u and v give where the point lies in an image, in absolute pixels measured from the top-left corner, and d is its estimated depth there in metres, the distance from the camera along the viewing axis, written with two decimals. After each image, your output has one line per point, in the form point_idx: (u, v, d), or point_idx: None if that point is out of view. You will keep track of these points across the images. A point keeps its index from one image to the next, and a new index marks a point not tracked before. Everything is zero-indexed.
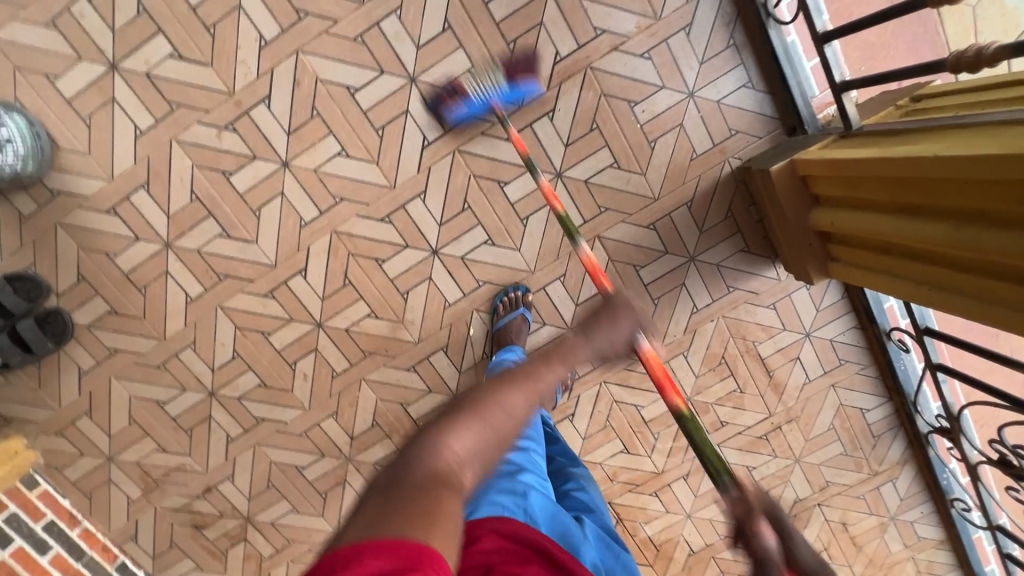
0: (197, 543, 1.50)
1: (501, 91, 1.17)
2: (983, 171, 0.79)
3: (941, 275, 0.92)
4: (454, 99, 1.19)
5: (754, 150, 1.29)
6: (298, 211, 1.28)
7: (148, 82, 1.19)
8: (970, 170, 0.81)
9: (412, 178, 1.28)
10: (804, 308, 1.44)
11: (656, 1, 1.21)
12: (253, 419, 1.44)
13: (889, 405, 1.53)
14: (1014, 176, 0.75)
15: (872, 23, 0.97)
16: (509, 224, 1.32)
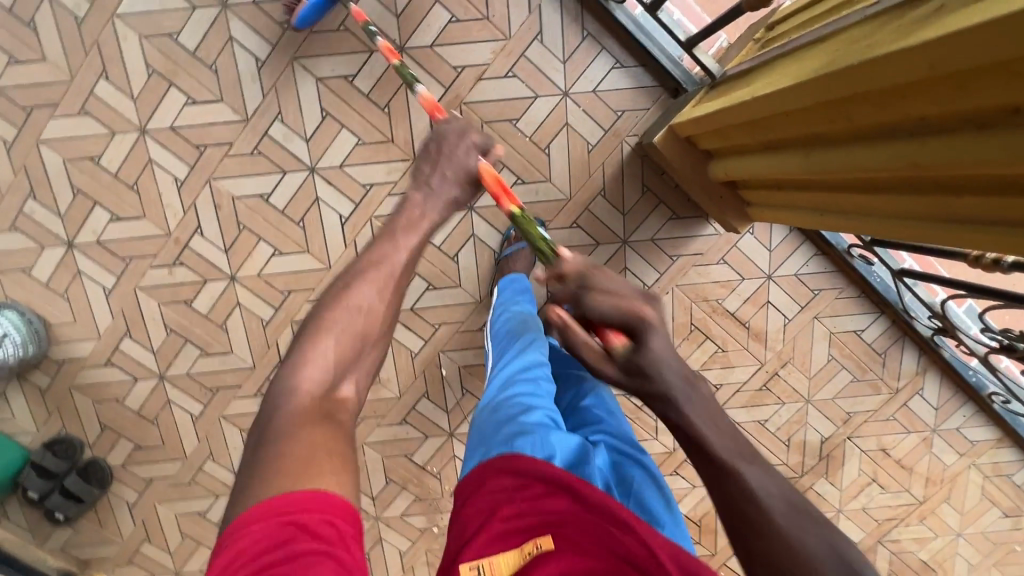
0: None
1: None
2: (782, 104, 0.75)
3: (823, 200, 0.88)
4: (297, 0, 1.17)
5: (645, 122, 1.31)
6: (257, 314, 1.41)
7: (101, 248, 1.36)
8: (775, 106, 0.77)
9: (342, 254, 1.37)
10: (755, 252, 1.41)
11: (501, 23, 1.26)
12: None
13: (883, 318, 1.47)
14: (800, 104, 0.71)
15: None
16: (443, 266, 1.40)
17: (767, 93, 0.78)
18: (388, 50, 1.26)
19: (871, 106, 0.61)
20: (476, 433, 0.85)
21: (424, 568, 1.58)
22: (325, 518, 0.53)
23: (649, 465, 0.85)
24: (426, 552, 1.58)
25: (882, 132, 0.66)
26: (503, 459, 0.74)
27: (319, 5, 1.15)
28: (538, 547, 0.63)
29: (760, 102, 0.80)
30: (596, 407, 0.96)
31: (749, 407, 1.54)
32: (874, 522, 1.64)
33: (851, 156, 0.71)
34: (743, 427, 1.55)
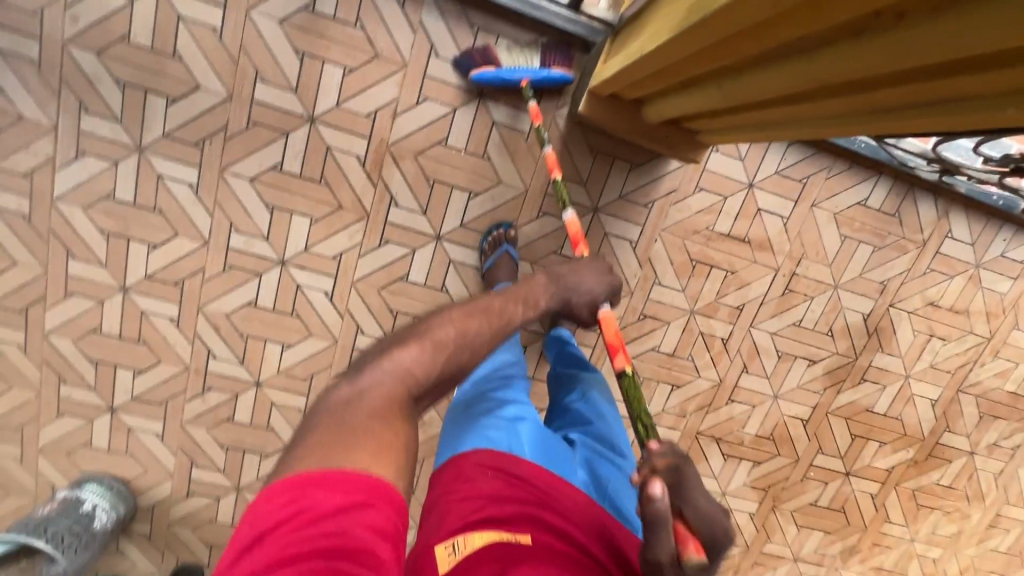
0: None
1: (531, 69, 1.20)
2: (675, 50, 0.72)
3: (758, 120, 0.84)
4: (486, 63, 1.22)
5: (569, 88, 1.27)
6: (293, 406, 1.49)
7: (139, 401, 1.46)
8: (670, 53, 0.74)
9: (342, 325, 1.42)
10: (727, 167, 1.37)
11: (393, 55, 1.24)
12: None
13: (883, 179, 1.40)
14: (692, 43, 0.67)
15: None
16: (436, 299, 1.42)
17: (669, 35, 0.72)
18: (303, 126, 1.27)
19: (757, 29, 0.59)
20: (450, 418, 0.91)
21: None
22: (367, 510, 0.51)
23: (627, 470, 0.91)
24: None
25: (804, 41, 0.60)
26: (485, 453, 0.79)
27: (544, 78, 1.21)
28: (515, 538, 0.67)
29: (666, 45, 0.73)
30: (583, 407, 1.01)
31: (779, 315, 1.51)
32: (946, 374, 1.60)
33: (775, 77, 0.66)
34: (781, 335, 1.52)
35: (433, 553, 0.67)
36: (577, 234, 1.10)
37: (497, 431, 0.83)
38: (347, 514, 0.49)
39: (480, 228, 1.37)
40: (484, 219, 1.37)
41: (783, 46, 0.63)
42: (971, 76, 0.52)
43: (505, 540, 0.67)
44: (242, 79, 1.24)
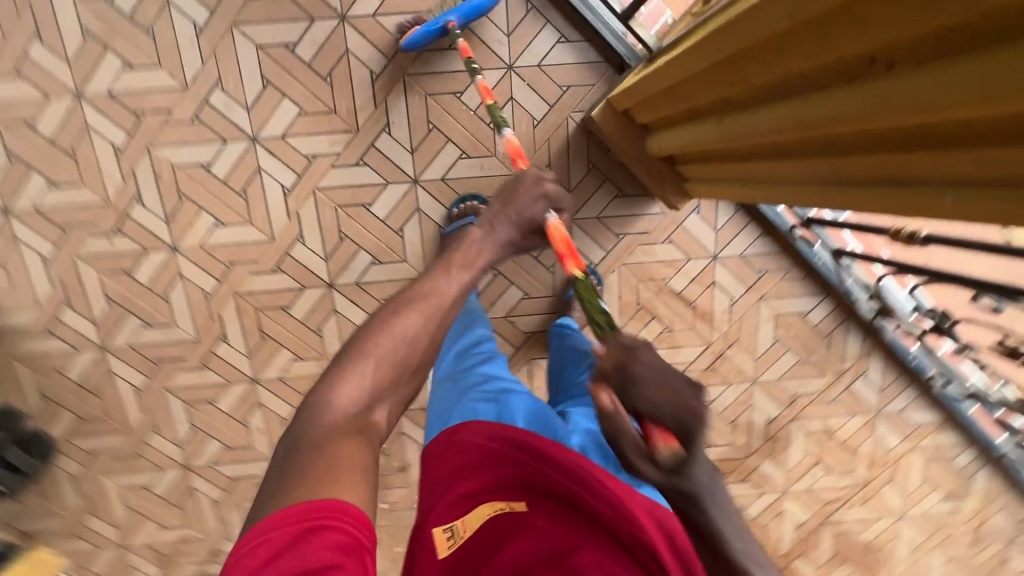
0: None
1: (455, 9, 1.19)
2: (693, 63, 0.77)
3: (744, 172, 0.88)
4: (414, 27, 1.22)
5: (591, 99, 1.30)
6: (200, 286, 1.40)
7: (39, 215, 1.33)
8: (687, 68, 0.79)
9: (286, 227, 1.37)
10: (700, 232, 1.42)
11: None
12: (230, 481, 1.57)
13: (829, 301, 1.49)
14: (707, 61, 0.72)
15: None
16: (389, 240, 1.39)
17: (695, 48, 0.76)
18: (329, 19, 1.25)
19: (762, 64, 0.65)
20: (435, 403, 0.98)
21: None
22: (324, 531, 0.51)
23: None
24: None
25: (793, 86, 0.64)
26: (478, 426, 0.84)
27: (471, 13, 1.19)
28: (510, 507, 0.73)
29: (690, 57, 0.77)
30: None
31: None
32: (817, 503, 1.67)
33: (760, 118, 0.70)
34: None
35: (432, 533, 0.72)
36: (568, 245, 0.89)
37: (483, 409, 0.89)
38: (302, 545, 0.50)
39: (458, 190, 1.37)
40: (465, 183, 1.36)
41: (774, 88, 0.67)
42: (897, 154, 0.56)
43: (502, 510, 0.72)
44: None
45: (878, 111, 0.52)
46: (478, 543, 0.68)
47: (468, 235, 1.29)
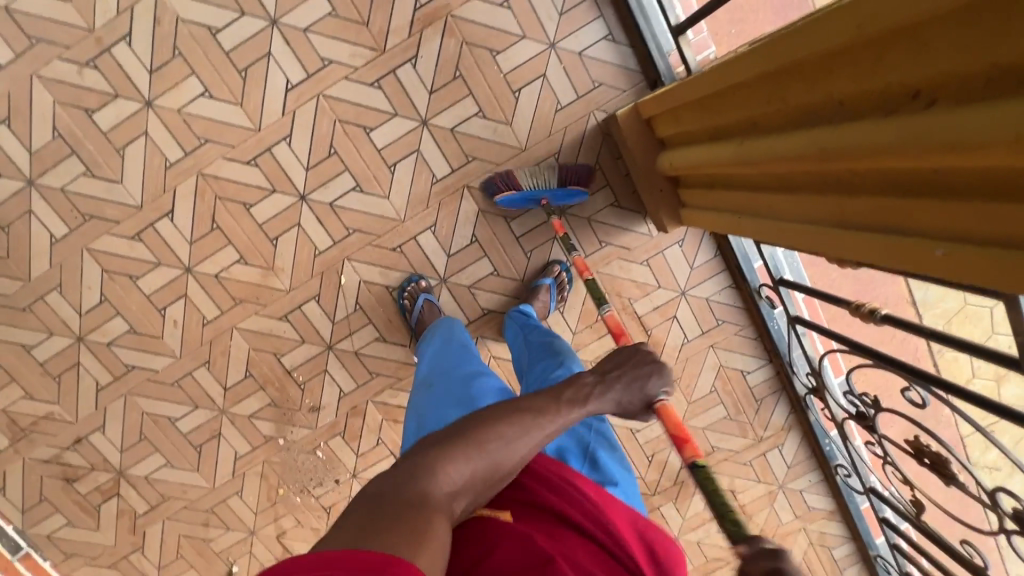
0: (68, 496, 1.51)
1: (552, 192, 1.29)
2: (734, 75, 0.79)
3: (750, 202, 0.89)
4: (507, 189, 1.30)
5: (618, 103, 1.32)
6: (162, 152, 1.29)
7: (9, 17, 1.21)
8: (728, 78, 0.81)
9: (277, 122, 1.29)
10: (676, 264, 1.45)
11: None
12: (124, 367, 1.43)
13: (769, 367, 1.55)
14: (751, 72, 0.75)
15: None
16: (377, 172, 1.34)
17: (733, 62, 0.78)
18: None
19: (806, 82, 0.67)
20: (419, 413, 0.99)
21: (256, 474, 1.53)
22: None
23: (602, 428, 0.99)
24: (265, 460, 1.52)
25: (826, 116, 0.67)
26: None
27: (563, 198, 1.31)
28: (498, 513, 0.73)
29: (726, 71, 0.81)
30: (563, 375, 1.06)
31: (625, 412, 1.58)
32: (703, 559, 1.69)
33: (784, 141, 0.72)
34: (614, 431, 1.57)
35: None
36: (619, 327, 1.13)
37: None
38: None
39: (463, 146, 1.33)
40: (472, 142, 1.33)
41: (806, 114, 0.70)
42: (915, 198, 0.59)
43: (490, 514, 0.73)
44: None
45: (901, 139, 0.55)
46: (460, 556, 0.68)
47: (434, 311, 1.36)
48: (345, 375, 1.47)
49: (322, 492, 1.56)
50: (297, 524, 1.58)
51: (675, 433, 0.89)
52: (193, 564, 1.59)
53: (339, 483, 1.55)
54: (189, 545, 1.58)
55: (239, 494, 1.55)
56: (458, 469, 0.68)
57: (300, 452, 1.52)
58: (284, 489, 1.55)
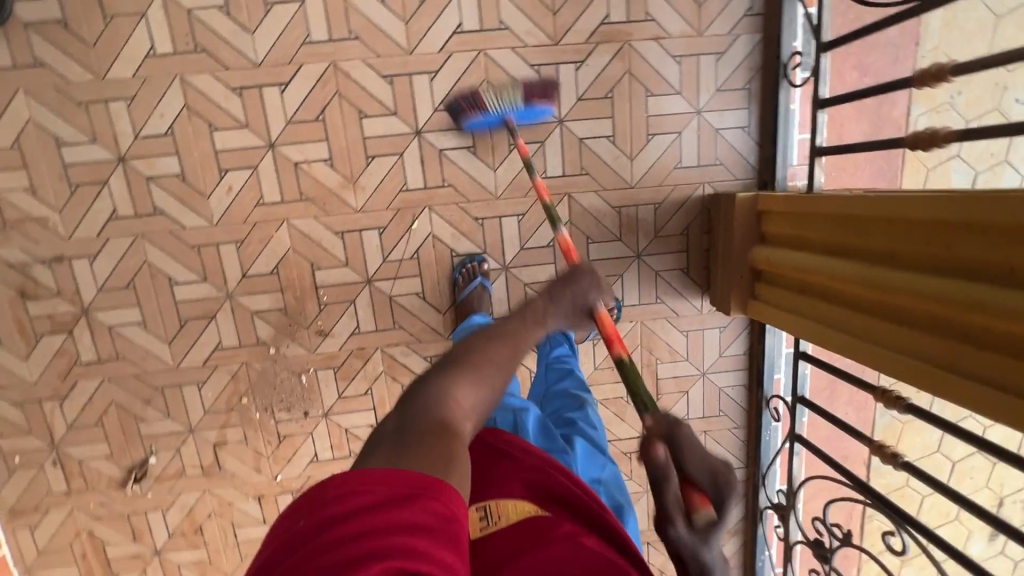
0: (13, 311, 1.34)
1: (516, 109, 1.27)
2: (897, 209, 0.87)
3: (859, 322, 0.96)
4: (472, 108, 1.27)
5: (726, 187, 1.41)
6: (308, 27, 1.26)
7: None
8: (887, 209, 0.89)
9: (429, 55, 1.30)
10: (709, 346, 1.51)
11: (703, 18, 1.33)
12: (150, 209, 1.32)
13: (742, 472, 1.62)
14: (921, 213, 0.83)
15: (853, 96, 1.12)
16: (497, 143, 1.35)
17: (907, 196, 0.86)
18: None
19: (981, 241, 0.76)
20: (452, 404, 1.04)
21: (228, 372, 1.42)
22: (412, 502, 0.51)
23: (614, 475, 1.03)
24: (245, 363, 1.42)
25: (996, 277, 0.75)
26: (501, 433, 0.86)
27: (527, 115, 1.30)
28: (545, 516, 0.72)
29: (893, 201, 0.88)
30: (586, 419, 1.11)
31: None
32: None
33: (942, 284, 0.79)
34: None
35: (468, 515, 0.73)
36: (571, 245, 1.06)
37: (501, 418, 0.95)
38: (399, 508, 0.50)
39: (582, 158, 1.37)
40: (592, 158, 1.38)
41: (973, 269, 0.77)
42: None
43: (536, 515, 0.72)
44: None
45: None
46: (513, 553, 0.66)
47: (484, 297, 1.37)
48: (369, 314, 1.42)
49: (285, 418, 1.47)
50: (242, 441, 1.47)
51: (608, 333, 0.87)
52: (109, 438, 1.44)
53: (306, 416, 1.47)
54: (116, 416, 1.43)
55: (200, 385, 1.43)
56: (471, 381, 0.69)
57: (285, 370, 1.44)
58: (248, 399, 1.45)
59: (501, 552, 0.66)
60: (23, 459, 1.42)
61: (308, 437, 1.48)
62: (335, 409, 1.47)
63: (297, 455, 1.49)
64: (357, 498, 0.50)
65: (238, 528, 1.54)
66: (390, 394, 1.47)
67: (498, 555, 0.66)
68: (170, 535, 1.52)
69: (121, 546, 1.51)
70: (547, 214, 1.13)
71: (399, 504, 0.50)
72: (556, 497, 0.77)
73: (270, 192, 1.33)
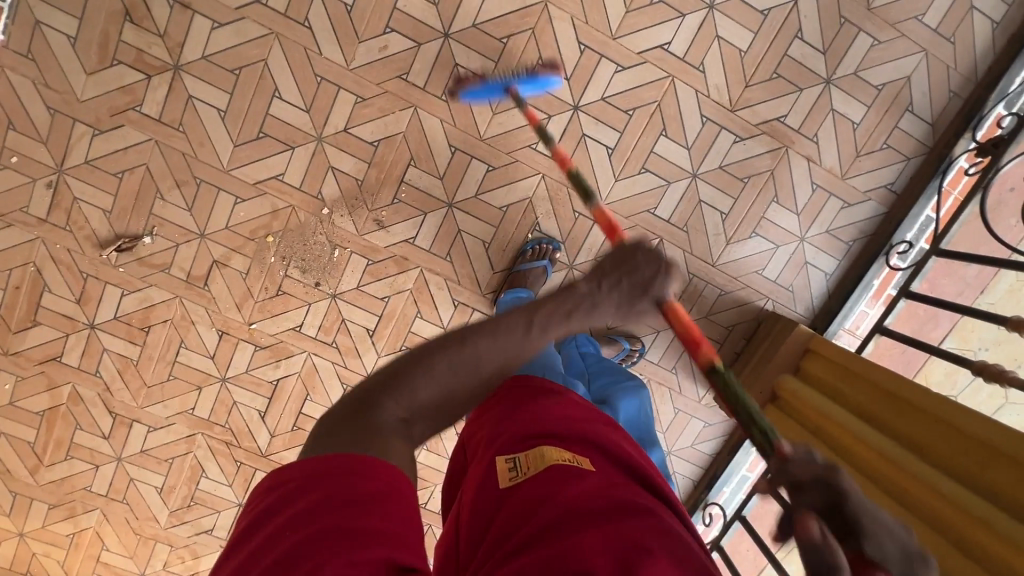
0: (108, 23, 1.24)
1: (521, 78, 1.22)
2: (943, 410, 0.97)
3: (853, 481, 1.06)
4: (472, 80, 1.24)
5: (784, 312, 1.49)
6: None
7: None
8: (933, 406, 0.99)
9: (627, 51, 1.32)
10: (688, 433, 1.57)
11: (854, 166, 1.41)
12: (301, 17, 1.27)
13: None
14: (963, 423, 0.93)
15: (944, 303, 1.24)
16: (632, 159, 1.38)
17: (957, 407, 0.96)
18: (823, 67, 1.35)
19: (1008, 471, 0.86)
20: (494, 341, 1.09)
21: (271, 205, 1.36)
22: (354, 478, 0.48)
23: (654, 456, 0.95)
24: (292, 207, 1.37)
25: (1004, 504, 0.85)
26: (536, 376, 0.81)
27: (533, 83, 1.24)
28: (578, 461, 0.60)
29: (942, 403, 0.98)
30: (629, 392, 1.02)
31: None
32: None
33: (956, 488, 0.89)
34: None
35: (495, 463, 0.62)
36: (610, 222, 0.94)
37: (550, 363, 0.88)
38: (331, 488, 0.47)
39: (690, 216, 1.43)
40: (698, 222, 1.43)
41: (988, 490, 0.88)
42: None
43: (569, 460, 0.60)
44: (876, 22, 1.34)
45: None
46: (535, 496, 0.55)
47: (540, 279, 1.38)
48: (430, 233, 1.40)
49: (294, 277, 1.41)
50: (241, 273, 1.41)
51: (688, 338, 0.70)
52: (118, 194, 1.34)
53: (316, 286, 1.42)
54: (138, 180, 1.33)
55: (236, 200, 1.36)
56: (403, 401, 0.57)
57: (325, 235, 1.39)
58: (273, 240, 1.39)
59: (523, 496, 0.55)
60: (19, 163, 1.30)
61: (304, 306, 1.44)
62: (345, 296, 1.43)
63: (284, 315, 1.44)
64: (308, 475, 0.48)
65: (183, 349, 1.45)
66: (402, 312, 1.45)
67: (527, 501, 0.55)
68: (115, 317, 1.41)
69: (59, 300, 1.39)
70: (580, 185, 1.04)
71: (348, 480, 0.47)
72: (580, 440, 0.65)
73: (417, 75, 1.31)
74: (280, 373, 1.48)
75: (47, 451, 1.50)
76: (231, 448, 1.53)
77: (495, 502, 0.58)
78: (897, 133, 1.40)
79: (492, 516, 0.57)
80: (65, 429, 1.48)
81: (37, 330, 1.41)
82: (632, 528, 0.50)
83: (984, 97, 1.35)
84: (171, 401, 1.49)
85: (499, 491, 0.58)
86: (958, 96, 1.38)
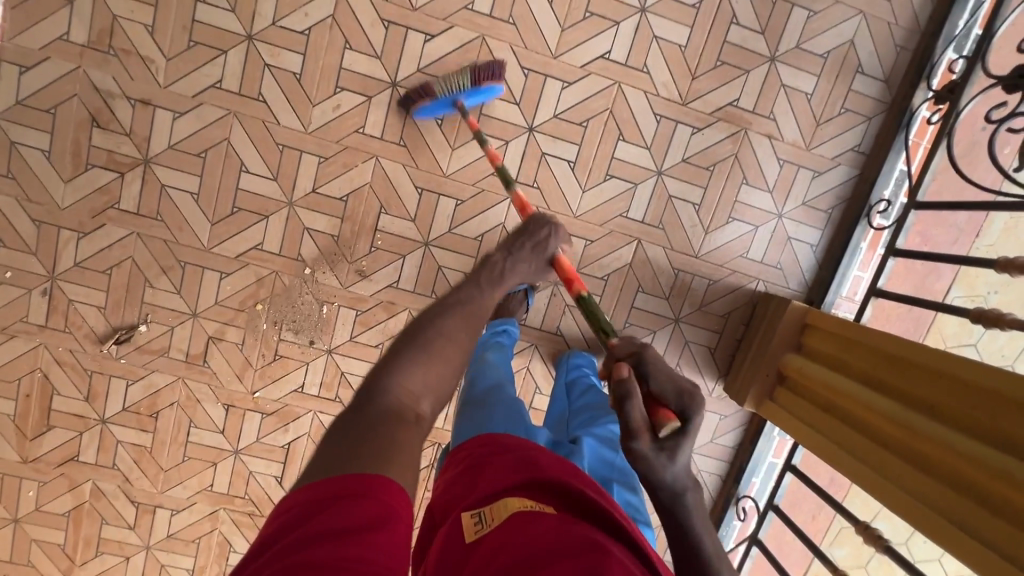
0: (78, 131, 1.31)
1: (467, 92, 1.26)
2: (943, 363, 0.96)
3: (872, 452, 1.03)
4: (422, 97, 1.28)
5: (777, 291, 1.48)
6: None
7: None
8: (932, 362, 0.98)
9: (570, 67, 1.35)
10: (705, 428, 1.54)
11: (817, 135, 1.41)
12: (255, 93, 1.32)
13: None
14: (964, 374, 0.91)
15: (932, 255, 1.21)
16: (596, 167, 1.40)
17: (949, 355, 0.95)
18: (764, 47, 1.37)
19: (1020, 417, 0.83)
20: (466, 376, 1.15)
21: (254, 274, 1.40)
22: (357, 502, 0.47)
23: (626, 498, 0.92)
24: (275, 272, 1.40)
25: (1012, 446, 0.84)
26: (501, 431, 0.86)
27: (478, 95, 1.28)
28: (539, 506, 0.62)
29: (935, 352, 0.98)
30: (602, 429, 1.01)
31: None
32: None
33: (965, 439, 0.87)
34: None
35: (460, 517, 0.63)
36: (524, 201, 1.15)
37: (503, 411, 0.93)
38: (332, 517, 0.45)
39: (663, 213, 1.43)
40: (672, 216, 1.44)
41: (1002, 439, 0.85)
42: None
43: (530, 508, 0.61)
44: None
45: None
46: (500, 546, 0.55)
47: (524, 303, 1.39)
48: (412, 274, 1.42)
49: (288, 339, 1.44)
50: (237, 344, 1.44)
51: (566, 275, 1.00)
52: (110, 289, 1.38)
53: (311, 345, 1.45)
54: (127, 273, 1.38)
55: (222, 276, 1.40)
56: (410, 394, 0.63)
57: (311, 293, 1.42)
58: (262, 307, 1.42)
59: (483, 550, 0.56)
60: (13, 277, 1.36)
61: (302, 367, 1.46)
62: (340, 349, 1.45)
63: (285, 378, 1.46)
64: (309, 502, 0.47)
65: (193, 428, 1.47)
66: None
67: (491, 551, 0.55)
68: (124, 408, 1.45)
69: (69, 401, 1.43)
70: (501, 177, 1.19)
71: (342, 504, 0.46)
72: (545, 491, 0.66)
73: (374, 126, 1.35)
74: (290, 436, 1.50)
75: (78, 551, 1.51)
76: (254, 519, 1.54)
77: (459, 558, 0.58)
78: (852, 96, 1.40)
79: (458, 571, 0.56)
80: (92, 526, 1.50)
81: (52, 433, 1.45)
82: (590, 561, 0.51)
83: (932, 45, 1.35)
84: (189, 482, 1.51)
85: (464, 546, 0.59)
86: (905, 49, 1.38)
